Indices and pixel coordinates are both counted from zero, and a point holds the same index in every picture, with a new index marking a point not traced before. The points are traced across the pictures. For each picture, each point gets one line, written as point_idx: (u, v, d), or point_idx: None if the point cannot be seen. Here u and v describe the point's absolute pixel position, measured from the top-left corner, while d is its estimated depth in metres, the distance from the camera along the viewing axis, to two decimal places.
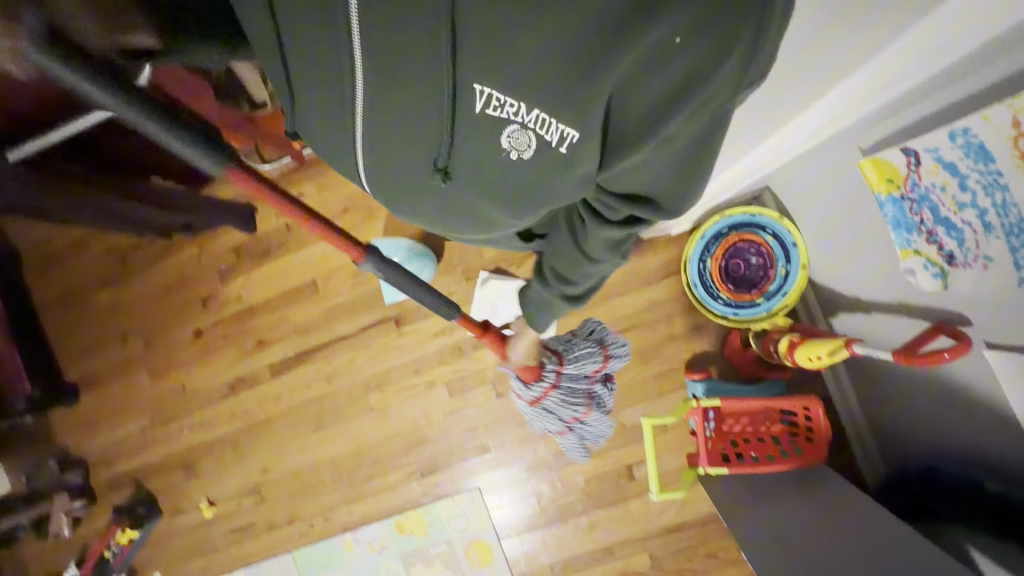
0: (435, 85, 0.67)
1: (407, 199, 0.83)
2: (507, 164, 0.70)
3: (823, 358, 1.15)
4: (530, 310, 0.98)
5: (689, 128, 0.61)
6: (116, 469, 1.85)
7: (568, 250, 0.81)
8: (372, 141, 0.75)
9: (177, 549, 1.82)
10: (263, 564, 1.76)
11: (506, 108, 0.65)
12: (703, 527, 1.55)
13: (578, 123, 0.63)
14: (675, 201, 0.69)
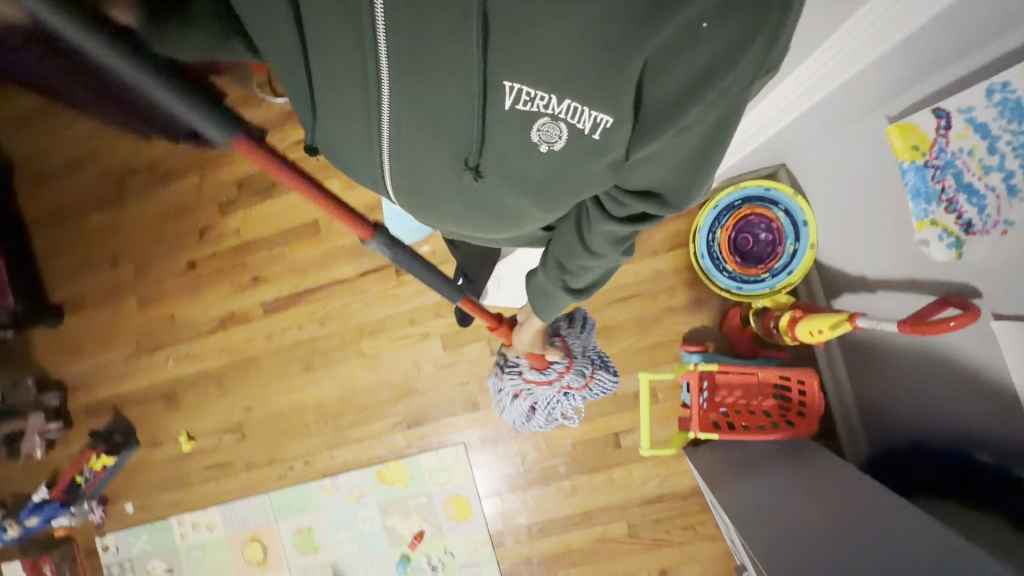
0: (456, 73, 0.62)
1: (433, 200, 0.80)
2: (539, 158, 0.68)
3: (824, 332, 1.16)
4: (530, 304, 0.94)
5: (715, 118, 0.59)
6: (95, 395, 1.81)
7: (570, 241, 0.79)
8: (392, 135, 0.71)
9: (152, 481, 1.79)
10: (238, 502, 1.74)
11: (536, 102, 0.62)
12: (683, 501, 1.55)
13: (615, 114, 0.61)
14: (686, 191, 0.67)
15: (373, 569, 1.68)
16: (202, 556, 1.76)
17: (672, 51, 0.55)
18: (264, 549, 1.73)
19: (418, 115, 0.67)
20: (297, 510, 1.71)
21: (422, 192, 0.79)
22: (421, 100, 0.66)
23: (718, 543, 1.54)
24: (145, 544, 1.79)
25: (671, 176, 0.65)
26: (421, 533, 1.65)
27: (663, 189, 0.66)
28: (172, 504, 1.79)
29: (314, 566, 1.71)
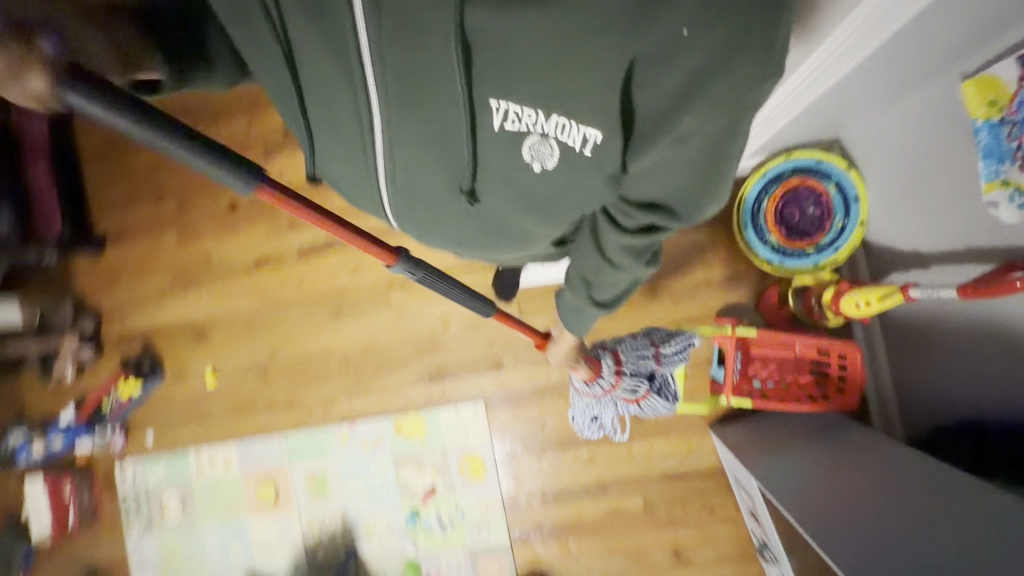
0: (443, 95, 0.68)
1: (436, 217, 0.86)
2: (533, 176, 0.73)
3: (872, 305, 1.13)
4: (564, 321, 0.95)
5: (703, 134, 0.62)
6: (127, 325, 1.85)
7: (590, 258, 0.81)
8: (391, 153, 0.76)
9: (174, 415, 1.82)
10: (255, 442, 1.76)
11: (525, 121, 0.68)
12: (703, 480, 1.51)
13: (601, 127, 0.65)
14: (695, 200, 0.68)
15: (381, 521, 1.67)
16: (215, 493, 1.78)
17: (650, 72, 0.60)
18: (276, 491, 1.74)
19: (418, 130, 0.72)
20: (311, 455, 1.72)
21: (427, 210, 0.85)
22: (415, 117, 0.71)
23: (736, 526, 1.49)
24: (161, 477, 1.82)
25: (673, 186, 0.67)
26: (434, 489, 1.64)
27: (670, 199, 0.69)
28: (191, 439, 1.81)
29: (324, 513, 1.71)
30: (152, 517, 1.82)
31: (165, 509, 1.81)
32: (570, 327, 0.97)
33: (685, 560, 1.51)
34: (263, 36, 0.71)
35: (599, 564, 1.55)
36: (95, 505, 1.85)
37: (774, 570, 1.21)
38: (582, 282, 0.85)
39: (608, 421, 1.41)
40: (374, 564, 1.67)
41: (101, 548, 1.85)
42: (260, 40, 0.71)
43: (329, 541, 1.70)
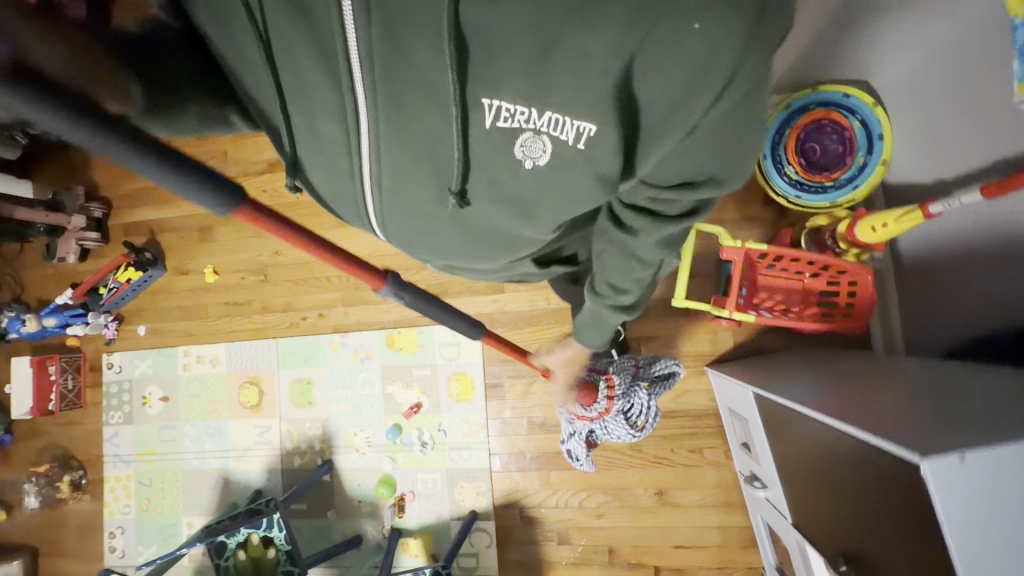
0: (431, 86, 0.55)
1: (429, 230, 0.72)
2: (522, 175, 0.61)
3: (889, 227, 1.09)
4: (580, 327, 0.88)
5: (728, 121, 0.54)
6: (135, 215, 1.85)
7: (621, 262, 0.72)
8: (379, 153, 0.61)
9: (170, 310, 1.81)
10: (246, 343, 1.74)
11: (517, 118, 0.56)
12: (694, 421, 1.46)
13: (597, 118, 0.54)
14: (721, 178, 0.60)
15: (361, 434, 1.64)
16: (199, 390, 1.76)
17: (653, 68, 0.51)
18: (260, 394, 1.71)
19: (407, 143, 0.60)
20: (300, 360, 1.69)
21: (421, 221, 0.70)
22: (405, 109, 0.57)
23: (723, 471, 1.44)
24: (147, 368, 1.80)
25: (703, 165, 0.59)
26: (418, 406, 1.61)
27: (703, 178, 0.60)
28: (182, 335, 1.80)
29: (305, 420, 1.68)
30: (132, 410, 1.80)
31: (146, 402, 1.79)
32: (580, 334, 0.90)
33: (667, 501, 1.46)
34: (234, 23, 0.55)
35: (578, 497, 1.50)
36: (79, 391, 1.84)
37: (760, 496, 1.16)
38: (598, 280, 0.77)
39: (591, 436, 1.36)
40: (348, 477, 1.63)
41: (79, 436, 1.84)
42: (226, 22, 0.55)
43: (306, 449, 1.67)
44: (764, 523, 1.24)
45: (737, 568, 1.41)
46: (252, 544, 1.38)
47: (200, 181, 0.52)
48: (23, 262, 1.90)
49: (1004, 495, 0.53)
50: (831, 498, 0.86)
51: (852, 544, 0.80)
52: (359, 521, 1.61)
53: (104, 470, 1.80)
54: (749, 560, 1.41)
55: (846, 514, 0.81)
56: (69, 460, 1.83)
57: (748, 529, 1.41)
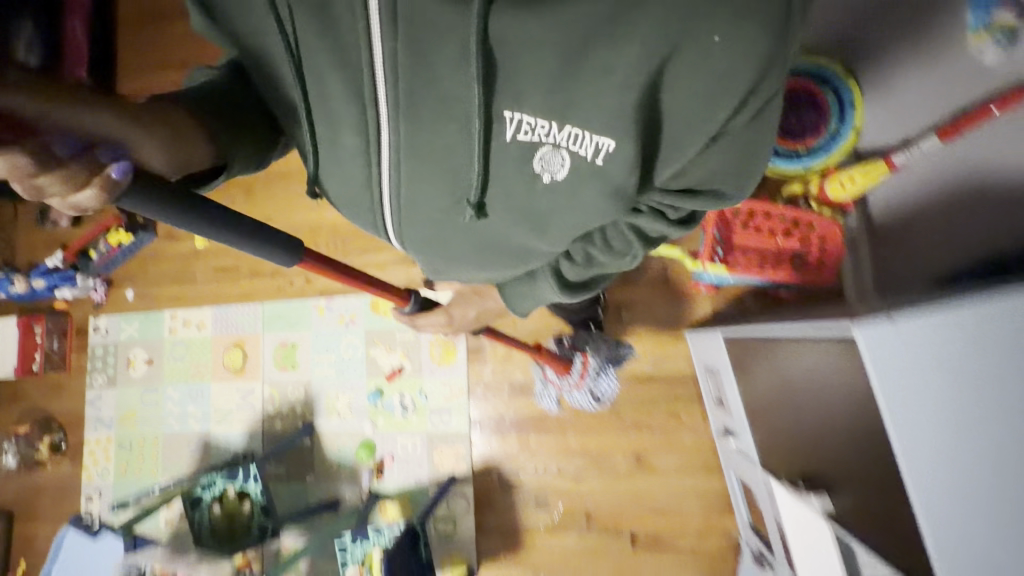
0: (455, 107, 0.63)
1: (446, 239, 0.78)
2: (541, 190, 0.68)
3: (857, 180, 1.17)
4: (511, 296, 0.91)
5: (741, 144, 0.63)
6: None
7: (617, 262, 0.79)
8: (400, 161, 0.69)
9: (160, 275, 1.83)
10: (233, 307, 1.76)
11: (539, 131, 0.63)
12: (672, 386, 1.48)
13: (614, 134, 0.61)
14: (738, 185, 0.69)
15: (343, 397, 1.64)
16: (185, 353, 1.77)
17: (673, 93, 0.59)
18: (245, 357, 1.72)
19: (430, 157, 0.68)
20: (285, 324, 1.71)
21: (441, 230, 0.77)
22: (428, 126, 0.65)
23: (701, 436, 1.45)
24: (134, 332, 1.81)
25: (716, 174, 0.67)
26: (401, 369, 1.62)
27: (713, 184, 0.68)
28: (170, 299, 1.81)
29: (288, 383, 1.68)
30: (117, 372, 1.80)
31: (131, 364, 1.80)
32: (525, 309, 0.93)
33: (645, 466, 1.46)
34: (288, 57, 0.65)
35: (558, 462, 1.51)
36: (63, 354, 1.84)
37: (731, 447, 1.18)
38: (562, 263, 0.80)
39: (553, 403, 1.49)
40: (329, 441, 1.63)
41: (61, 399, 1.84)
42: (270, 47, 0.66)
43: (288, 413, 1.67)
44: (736, 479, 1.26)
45: (713, 534, 1.41)
46: (227, 499, 1.38)
47: (248, 235, 0.67)
48: (16, 227, 1.92)
49: (931, 348, 0.59)
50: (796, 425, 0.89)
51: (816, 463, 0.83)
52: (338, 485, 1.60)
53: (84, 433, 1.80)
54: (725, 525, 1.41)
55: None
56: (49, 422, 1.82)
57: (724, 494, 1.42)
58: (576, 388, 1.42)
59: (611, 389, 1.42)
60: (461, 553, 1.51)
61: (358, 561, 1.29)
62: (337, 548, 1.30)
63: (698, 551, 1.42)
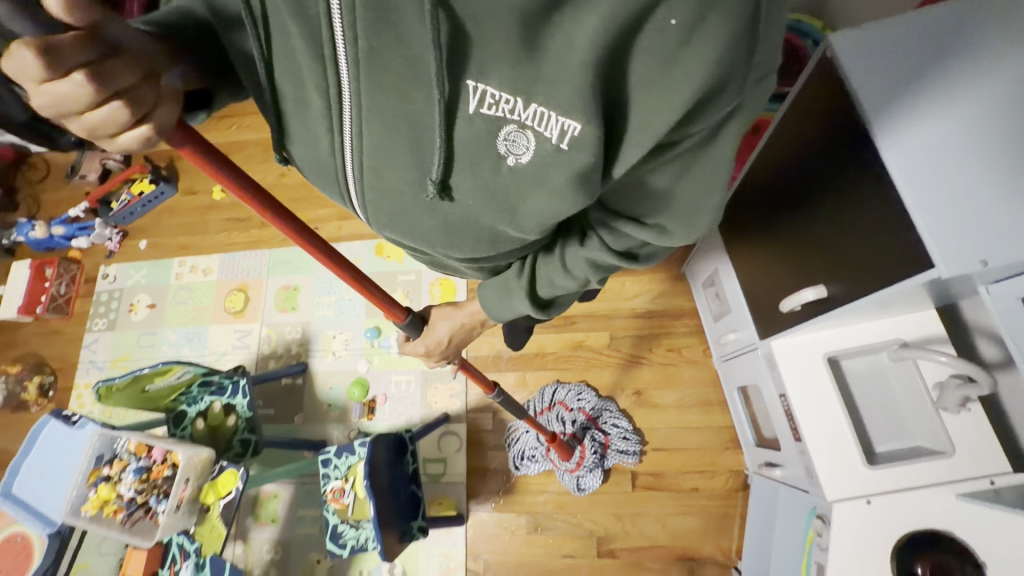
0: (416, 60, 0.46)
1: (411, 224, 0.62)
2: (505, 174, 0.52)
3: None
4: (484, 301, 0.79)
5: (692, 163, 0.51)
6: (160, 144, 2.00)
7: (564, 286, 0.70)
8: (361, 126, 0.53)
9: (172, 227, 1.89)
10: (241, 254, 1.80)
11: (501, 106, 0.47)
12: (672, 322, 1.46)
13: (582, 113, 0.44)
14: (689, 219, 0.58)
15: (340, 337, 1.63)
16: (187, 297, 1.79)
17: (658, 86, 0.42)
18: (246, 300, 1.74)
19: (386, 133, 0.52)
20: (289, 269, 1.74)
21: (404, 213, 0.60)
22: (387, 86, 0.49)
23: (701, 370, 1.41)
24: (141, 278, 1.84)
25: (668, 199, 0.56)
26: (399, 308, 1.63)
27: (660, 216, 0.58)
28: (180, 249, 1.86)
29: (286, 324, 1.68)
30: (118, 316, 1.81)
31: (133, 309, 1.81)
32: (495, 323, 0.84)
33: (645, 402, 1.41)
34: None
35: None
36: (69, 299, 1.85)
37: (732, 339, 1.17)
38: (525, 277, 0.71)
39: (534, 467, 1.39)
40: (320, 380, 1.60)
41: (57, 344, 1.82)
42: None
43: (283, 353, 1.65)
44: (736, 389, 1.24)
45: (716, 473, 1.34)
46: (213, 413, 1.32)
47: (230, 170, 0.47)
48: (46, 183, 2.02)
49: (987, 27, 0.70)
50: (792, 261, 0.89)
51: (822, 273, 0.80)
52: (326, 426, 1.55)
53: (75, 377, 1.77)
54: (729, 463, 1.34)
55: (809, 246, 0.83)
56: (41, 365, 1.80)
57: (727, 429, 1.36)
58: (566, 473, 1.35)
59: (595, 487, 1.35)
60: (449, 496, 1.42)
61: (340, 475, 1.22)
62: (321, 460, 1.24)
63: (701, 491, 1.33)
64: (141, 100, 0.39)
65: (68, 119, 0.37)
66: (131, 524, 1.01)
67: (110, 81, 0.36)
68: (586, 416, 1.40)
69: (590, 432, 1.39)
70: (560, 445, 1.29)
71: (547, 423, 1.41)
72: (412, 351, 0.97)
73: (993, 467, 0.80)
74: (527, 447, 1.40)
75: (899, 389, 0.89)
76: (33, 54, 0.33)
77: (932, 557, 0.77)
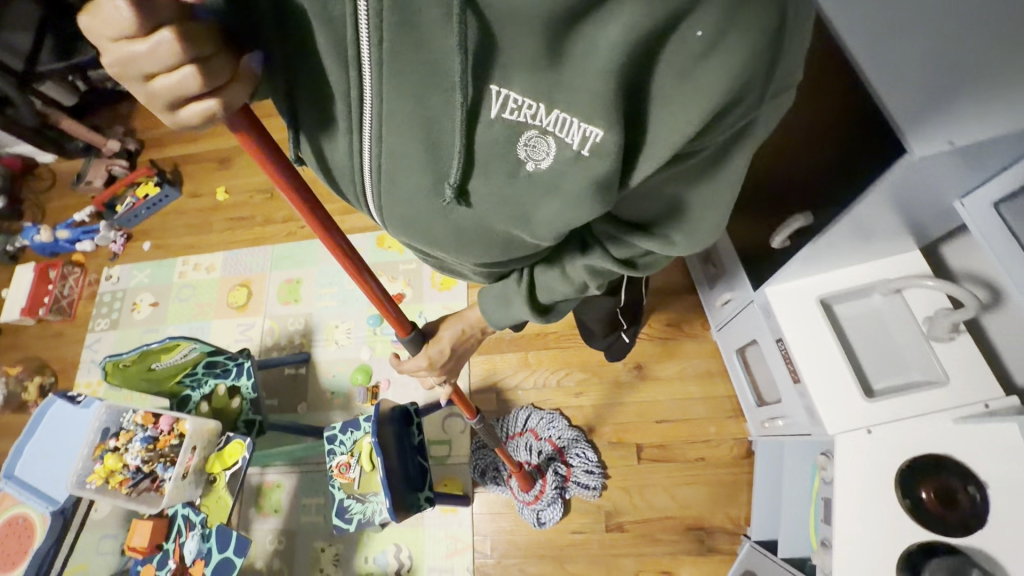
0: (437, 65, 0.45)
1: (425, 228, 0.61)
2: (524, 181, 0.52)
3: None
4: (484, 307, 0.82)
5: (699, 181, 0.54)
6: (165, 150, 2.03)
7: (563, 291, 0.72)
8: (380, 131, 0.51)
9: (177, 227, 1.92)
10: (245, 251, 1.83)
11: (524, 112, 0.46)
12: (671, 299, 1.48)
13: (603, 120, 0.44)
14: (695, 231, 0.60)
15: (343, 325, 1.65)
16: (190, 294, 1.81)
17: (671, 103, 0.43)
18: (249, 294, 1.76)
19: (410, 139, 0.51)
20: (293, 263, 1.77)
21: (417, 218, 0.59)
22: (408, 92, 0.47)
23: (701, 343, 1.44)
24: (145, 278, 1.86)
25: (672, 209, 0.59)
26: (401, 295, 1.66)
27: (668, 227, 0.61)
28: (184, 249, 1.88)
29: (289, 316, 1.70)
30: (120, 315, 1.82)
31: (136, 308, 1.82)
32: (494, 325, 0.85)
33: (647, 376, 1.42)
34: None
35: (557, 376, 1.46)
36: (72, 301, 1.86)
37: (728, 299, 1.21)
38: (526, 284, 0.73)
39: (493, 491, 1.38)
40: (324, 368, 1.61)
41: (60, 345, 1.82)
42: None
43: (287, 344, 1.67)
44: (735, 354, 1.26)
45: (720, 442, 1.34)
46: (218, 396, 1.32)
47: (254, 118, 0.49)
48: (52, 192, 2.05)
49: None
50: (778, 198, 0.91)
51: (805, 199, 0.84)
52: (330, 413, 1.56)
53: (77, 376, 1.77)
54: (734, 432, 1.35)
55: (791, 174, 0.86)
56: (42, 367, 1.80)
57: (730, 398, 1.37)
58: (523, 505, 1.34)
59: (553, 521, 1.32)
60: (455, 477, 1.41)
61: (346, 450, 1.22)
62: (327, 436, 1.23)
63: (709, 461, 1.34)
64: (214, 75, 0.38)
65: (135, 77, 0.37)
66: (136, 494, 1.01)
67: (189, 47, 0.36)
68: (552, 446, 1.39)
69: (552, 465, 1.37)
70: (522, 474, 1.29)
71: (514, 448, 1.40)
72: (411, 368, 0.95)
73: (987, 393, 0.82)
74: (488, 471, 1.38)
75: (893, 326, 0.91)
76: (128, 4, 0.34)
77: (934, 478, 0.79)
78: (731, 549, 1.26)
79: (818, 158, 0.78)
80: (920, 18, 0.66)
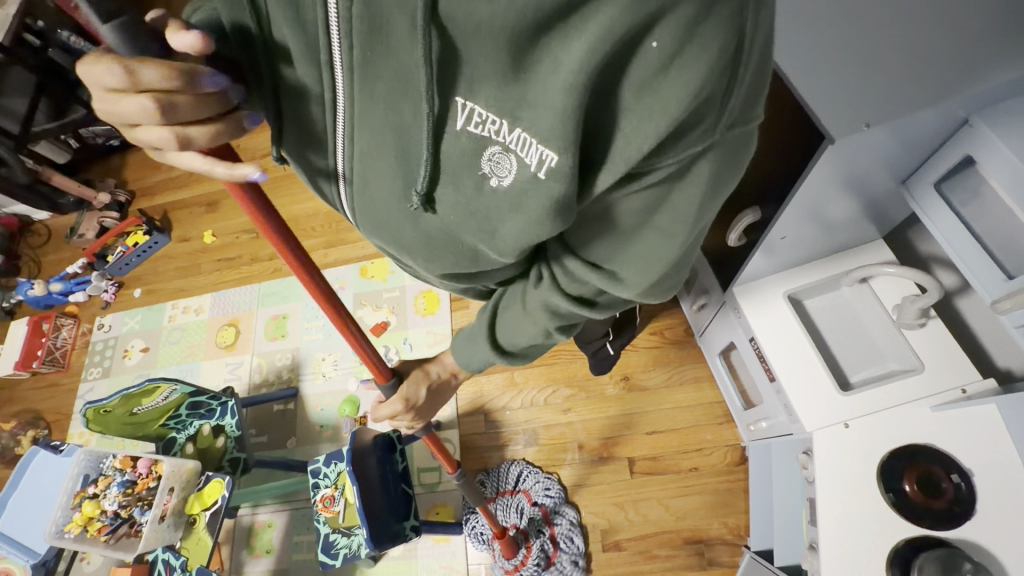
0: (406, 75, 0.41)
1: (394, 231, 0.55)
2: (488, 201, 0.46)
3: None
4: (455, 349, 0.75)
5: (666, 198, 0.45)
6: (154, 199, 2.08)
7: (527, 330, 0.65)
8: (353, 132, 0.47)
9: (165, 273, 1.95)
10: (231, 291, 1.85)
11: (488, 126, 0.41)
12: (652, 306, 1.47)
13: (560, 142, 0.39)
14: (645, 264, 0.52)
15: (329, 358, 1.65)
16: (180, 337, 1.82)
17: (636, 114, 0.37)
18: (237, 334, 1.77)
19: (382, 143, 0.46)
20: (278, 299, 1.79)
21: (386, 222, 0.55)
22: (378, 94, 0.43)
23: (685, 349, 1.42)
24: (135, 325, 1.89)
25: (635, 234, 0.49)
26: (386, 323, 1.66)
27: (625, 256, 0.52)
28: (174, 292, 1.91)
29: (276, 352, 1.71)
30: (112, 363, 1.84)
31: (127, 354, 1.84)
32: (457, 357, 0.76)
33: (634, 386, 1.40)
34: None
35: (544, 394, 1.44)
36: (65, 352, 1.88)
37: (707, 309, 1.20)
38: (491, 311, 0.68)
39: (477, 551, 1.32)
40: (311, 403, 1.60)
41: (54, 396, 1.84)
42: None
43: (275, 380, 1.67)
44: (719, 360, 1.25)
45: (714, 449, 1.31)
46: (202, 436, 1.31)
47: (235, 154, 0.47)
48: (45, 248, 2.10)
49: None
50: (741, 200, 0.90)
51: (758, 195, 0.84)
52: (318, 445, 1.55)
53: (71, 427, 1.78)
54: (727, 438, 1.32)
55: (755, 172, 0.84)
56: (37, 420, 1.81)
57: (719, 404, 1.35)
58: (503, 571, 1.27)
59: None
60: (446, 504, 1.39)
61: (330, 483, 1.19)
62: (310, 469, 1.20)
63: (702, 469, 1.30)
64: (189, 141, 0.36)
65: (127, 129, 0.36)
66: (115, 541, 1.00)
67: (166, 115, 0.34)
68: (543, 513, 1.32)
69: (538, 537, 1.29)
70: (506, 539, 1.22)
71: (504, 507, 1.34)
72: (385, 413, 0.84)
73: (964, 377, 0.80)
74: (474, 530, 1.31)
75: (865, 317, 0.90)
76: (121, 71, 0.32)
77: (914, 467, 0.78)
78: (731, 561, 1.22)
79: (776, 157, 0.78)
80: (883, 23, 0.65)
